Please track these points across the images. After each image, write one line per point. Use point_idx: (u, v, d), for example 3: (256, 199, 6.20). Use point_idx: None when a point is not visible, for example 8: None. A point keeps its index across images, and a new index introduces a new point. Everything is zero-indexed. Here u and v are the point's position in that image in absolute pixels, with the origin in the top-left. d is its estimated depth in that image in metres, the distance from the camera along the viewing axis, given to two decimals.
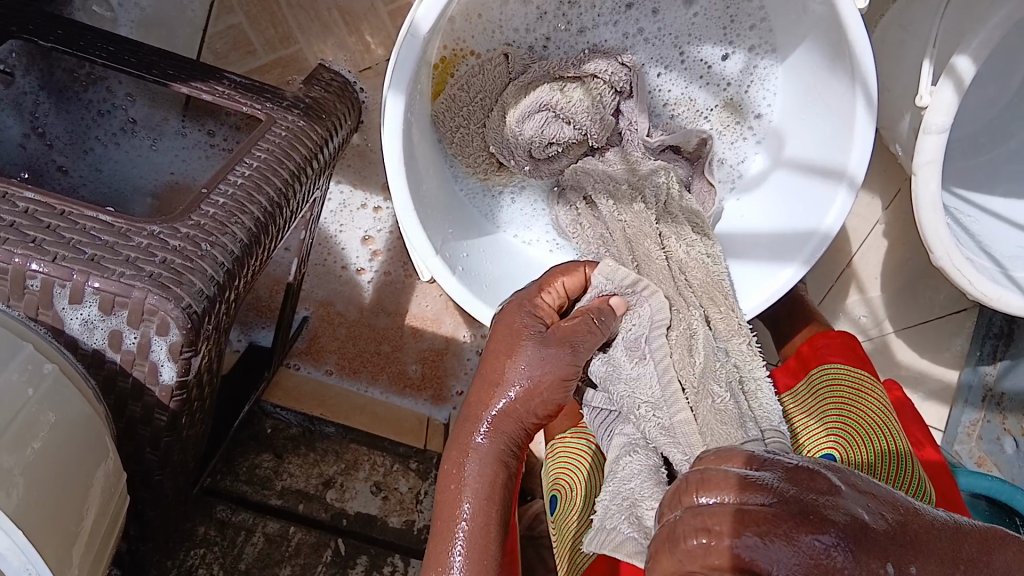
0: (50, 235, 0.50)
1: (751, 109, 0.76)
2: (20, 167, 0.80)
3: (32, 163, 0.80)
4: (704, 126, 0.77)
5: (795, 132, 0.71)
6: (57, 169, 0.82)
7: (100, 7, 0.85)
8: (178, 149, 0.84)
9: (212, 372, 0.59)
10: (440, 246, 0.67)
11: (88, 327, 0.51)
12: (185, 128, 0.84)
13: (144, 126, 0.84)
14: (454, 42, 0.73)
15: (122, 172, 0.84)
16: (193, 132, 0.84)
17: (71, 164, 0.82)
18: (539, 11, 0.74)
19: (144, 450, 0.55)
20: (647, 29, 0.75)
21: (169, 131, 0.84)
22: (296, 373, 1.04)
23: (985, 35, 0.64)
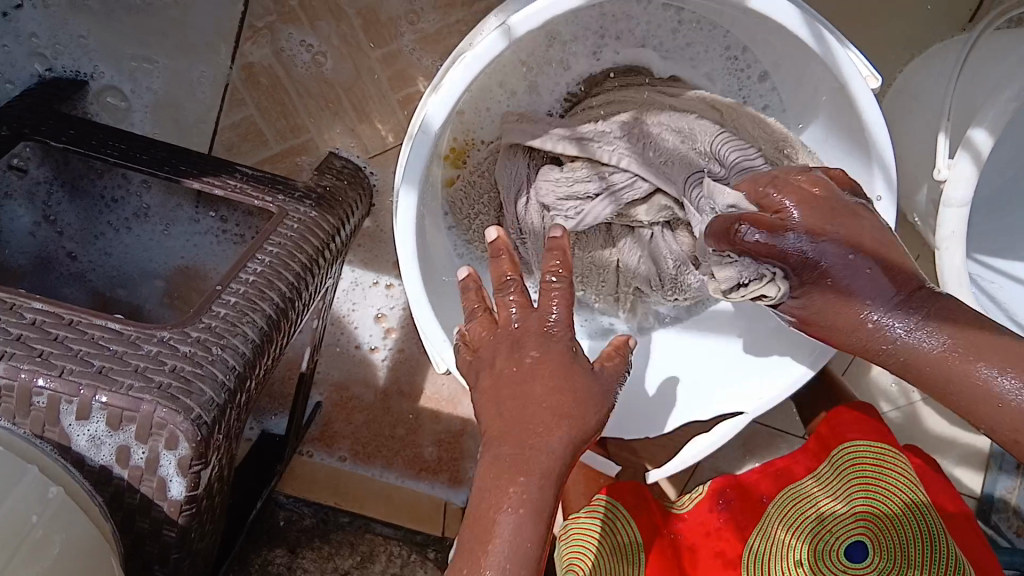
0: (58, 348, 0.49)
1: None
2: (31, 256, 0.80)
3: (43, 251, 0.81)
4: None
5: None
6: (68, 255, 0.82)
7: (114, 101, 0.85)
8: (190, 234, 0.83)
9: (224, 479, 0.56)
10: (455, 337, 0.65)
11: (95, 443, 0.49)
12: (198, 213, 0.83)
13: (158, 212, 0.83)
14: (464, 133, 0.74)
15: (132, 256, 0.83)
16: (205, 218, 0.83)
17: (82, 250, 0.82)
18: (548, 97, 0.74)
19: (153, 566, 0.53)
20: None
21: (181, 218, 0.83)
22: (309, 461, 1.02)
23: (999, 109, 0.64)
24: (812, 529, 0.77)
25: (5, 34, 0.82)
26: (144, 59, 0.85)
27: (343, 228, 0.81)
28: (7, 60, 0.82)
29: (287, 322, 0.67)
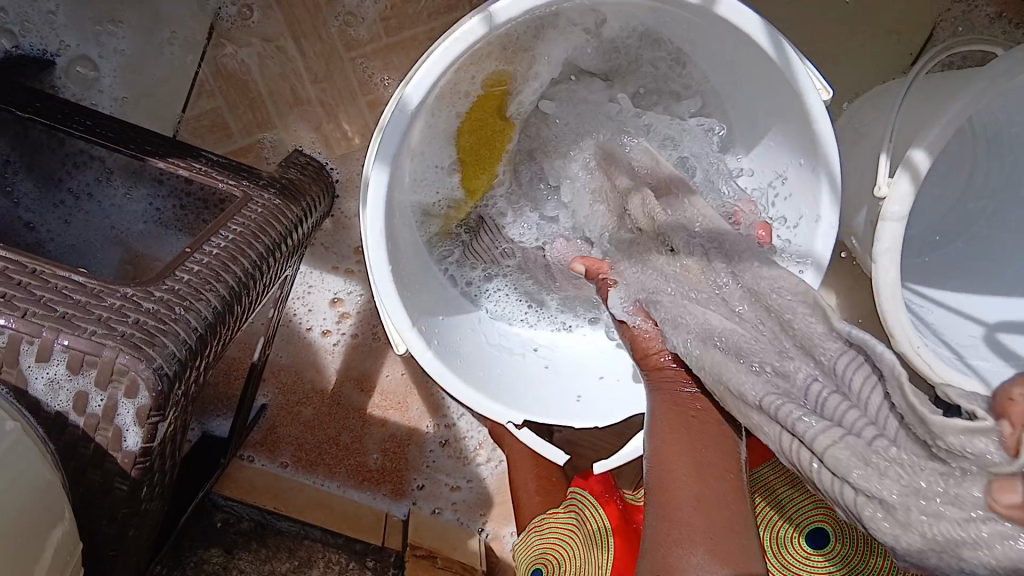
0: (21, 291, 0.48)
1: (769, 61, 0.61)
2: None
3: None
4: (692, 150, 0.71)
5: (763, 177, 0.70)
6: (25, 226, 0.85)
7: (84, 68, 0.84)
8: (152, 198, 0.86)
9: (176, 441, 0.56)
10: (419, 320, 0.66)
11: (53, 387, 0.48)
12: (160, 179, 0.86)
13: (120, 175, 0.85)
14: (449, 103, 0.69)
15: (89, 224, 0.86)
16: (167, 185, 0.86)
17: (41, 220, 0.85)
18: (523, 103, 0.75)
19: (100, 521, 0.52)
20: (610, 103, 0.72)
21: (145, 179, 0.86)
22: (248, 466, 0.99)
23: (938, 130, 0.67)
24: None
25: None
26: (110, 41, 0.84)
27: (307, 219, 0.82)
28: None
29: (248, 298, 0.67)
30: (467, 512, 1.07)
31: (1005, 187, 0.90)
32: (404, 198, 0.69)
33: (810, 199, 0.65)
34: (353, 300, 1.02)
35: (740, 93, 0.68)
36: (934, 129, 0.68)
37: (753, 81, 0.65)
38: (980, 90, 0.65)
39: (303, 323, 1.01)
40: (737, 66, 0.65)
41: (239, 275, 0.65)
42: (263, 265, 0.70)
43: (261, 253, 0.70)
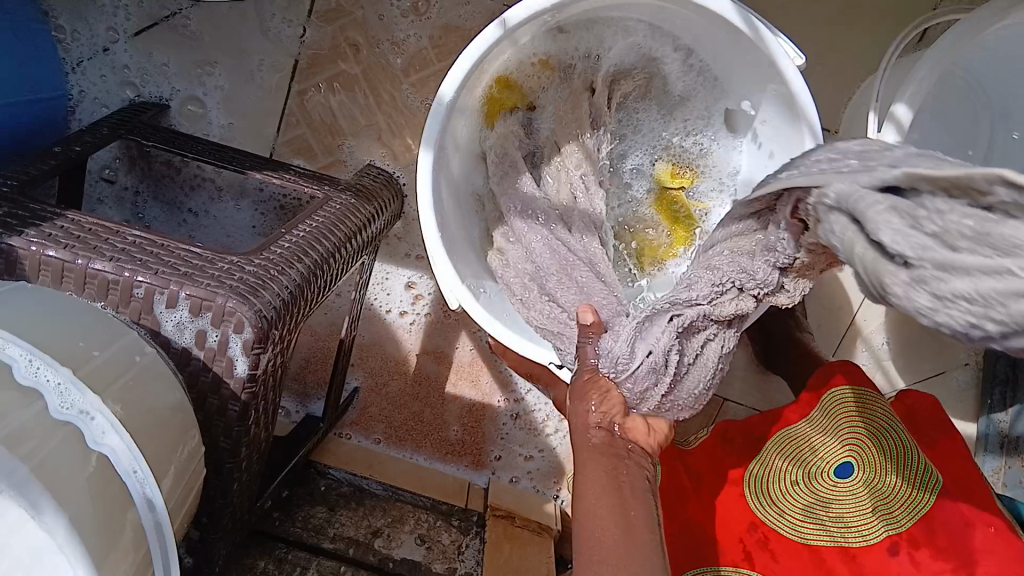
0: (153, 258, 0.64)
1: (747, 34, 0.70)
2: None
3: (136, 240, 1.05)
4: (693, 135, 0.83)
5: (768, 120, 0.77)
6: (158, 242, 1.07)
7: (193, 109, 1.04)
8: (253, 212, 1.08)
9: (276, 379, 0.70)
10: (468, 281, 0.78)
11: (180, 328, 0.63)
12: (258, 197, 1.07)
13: (228, 192, 1.07)
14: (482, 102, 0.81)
15: (208, 234, 1.08)
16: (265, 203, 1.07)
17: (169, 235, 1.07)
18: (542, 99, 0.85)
19: (218, 439, 0.66)
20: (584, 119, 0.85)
21: (248, 193, 1.07)
22: (346, 442, 1.14)
23: (914, 86, 0.75)
24: (803, 463, 0.79)
25: (103, 68, 1.02)
26: (214, 87, 1.04)
27: (378, 216, 0.96)
28: (104, 89, 1.02)
29: (330, 275, 0.82)
30: (543, 480, 1.18)
31: (1022, 143, 0.95)
32: (454, 184, 0.81)
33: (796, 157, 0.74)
34: (425, 284, 1.14)
35: (734, 75, 0.79)
36: (911, 85, 0.76)
37: (741, 61, 0.76)
38: (948, 46, 0.74)
39: (382, 304, 1.14)
40: (723, 46, 0.76)
41: (321, 253, 0.80)
42: (341, 249, 0.84)
43: (339, 239, 0.84)
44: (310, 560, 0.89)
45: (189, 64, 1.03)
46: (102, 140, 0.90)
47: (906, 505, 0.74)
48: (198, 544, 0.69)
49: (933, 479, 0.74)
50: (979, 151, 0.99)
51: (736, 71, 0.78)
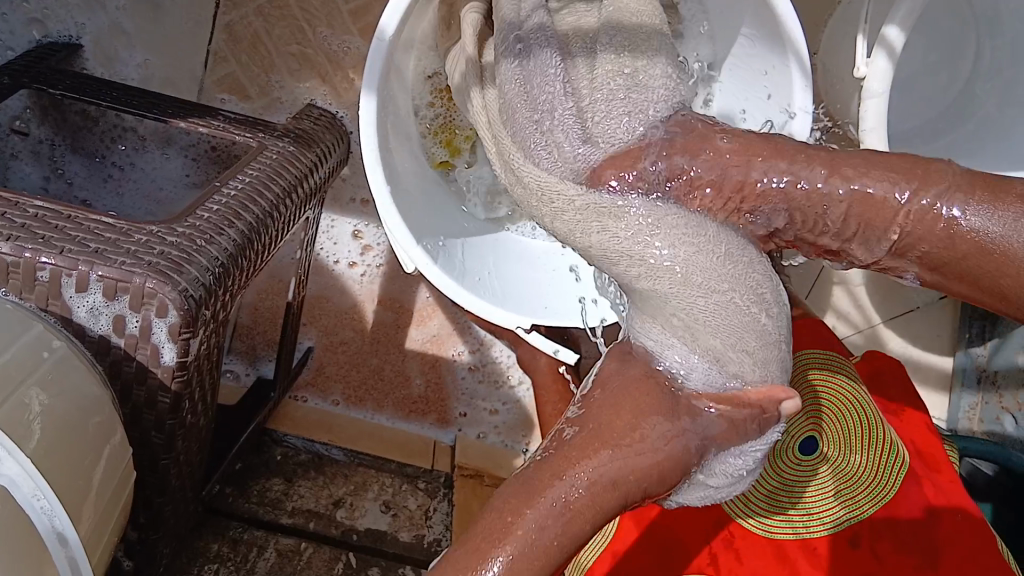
0: (57, 233, 0.56)
1: None
2: None
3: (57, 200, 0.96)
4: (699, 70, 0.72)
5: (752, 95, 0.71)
6: (81, 202, 0.97)
7: (106, 51, 0.93)
8: (182, 164, 0.97)
9: (212, 361, 0.62)
10: (423, 240, 0.70)
11: (94, 313, 0.55)
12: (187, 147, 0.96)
13: (153, 141, 0.96)
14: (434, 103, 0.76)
15: (138, 191, 0.98)
16: (194, 153, 0.96)
17: (94, 196, 0.98)
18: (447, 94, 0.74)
19: (150, 434, 0.59)
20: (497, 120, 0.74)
21: (175, 143, 0.96)
22: (303, 405, 1.07)
23: (908, 6, 0.67)
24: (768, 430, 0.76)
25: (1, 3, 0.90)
26: (131, 25, 0.92)
27: (323, 164, 0.87)
28: (4, 29, 0.90)
29: (270, 236, 0.73)
30: (510, 434, 1.13)
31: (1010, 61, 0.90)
32: (399, 127, 0.72)
33: (784, 90, 0.67)
34: (374, 233, 1.06)
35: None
36: (903, 4, 0.67)
37: None
38: None
39: (329, 256, 1.07)
40: None
41: (257, 213, 0.71)
42: (281, 205, 0.76)
43: (278, 195, 0.75)
44: (266, 539, 0.84)
45: None
46: None
47: (868, 487, 0.68)
48: (137, 546, 0.63)
49: (900, 457, 0.70)
50: (964, 68, 0.95)
51: None
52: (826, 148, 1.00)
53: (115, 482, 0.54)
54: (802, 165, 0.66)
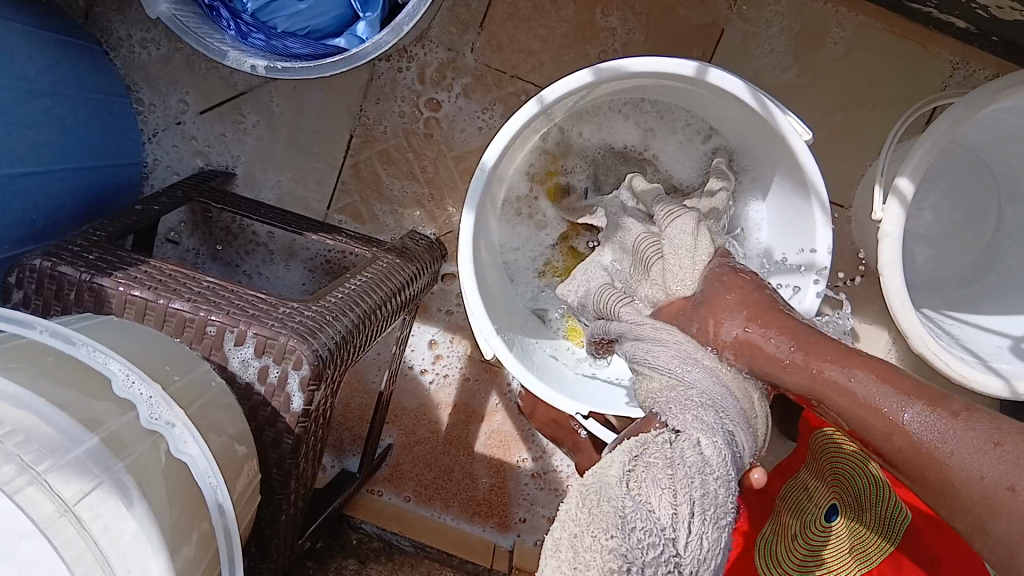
0: (224, 299, 0.71)
1: (779, 111, 0.76)
2: None
3: None
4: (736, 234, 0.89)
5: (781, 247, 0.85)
6: None
7: (252, 179, 1.13)
8: (302, 274, 1.14)
9: (326, 416, 0.75)
10: (502, 333, 0.84)
11: (244, 364, 0.69)
12: (308, 261, 1.14)
13: (279, 255, 1.14)
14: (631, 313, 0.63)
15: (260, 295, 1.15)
16: (314, 265, 1.14)
17: None
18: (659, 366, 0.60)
19: (272, 470, 0.71)
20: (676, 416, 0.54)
21: (298, 256, 1.14)
22: (378, 498, 1.18)
23: (915, 163, 0.81)
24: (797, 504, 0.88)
25: (175, 138, 1.12)
26: (274, 158, 1.12)
27: (421, 277, 1.02)
28: (175, 157, 1.12)
29: (376, 326, 0.88)
30: None
31: None
32: (490, 244, 0.87)
33: (806, 229, 0.81)
34: (447, 345, 1.18)
35: (750, 153, 0.86)
36: (914, 161, 0.81)
37: (758, 142, 0.83)
38: (946, 126, 0.80)
39: (408, 359, 1.18)
40: (741, 123, 0.83)
41: (369, 305, 0.86)
42: (386, 303, 0.90)
43: (385, 295, 0.90)
44: None
45: (251, 136, 1.12)
46: (174, 201, 0.98)
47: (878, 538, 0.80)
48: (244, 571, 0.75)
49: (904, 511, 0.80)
50: (989, 225, 1.06)
51: (754, 149, 0.85)
52: (863, 292, 1.11)
53: (244, 501, 0.66)
54: (824, 286, 0.78)
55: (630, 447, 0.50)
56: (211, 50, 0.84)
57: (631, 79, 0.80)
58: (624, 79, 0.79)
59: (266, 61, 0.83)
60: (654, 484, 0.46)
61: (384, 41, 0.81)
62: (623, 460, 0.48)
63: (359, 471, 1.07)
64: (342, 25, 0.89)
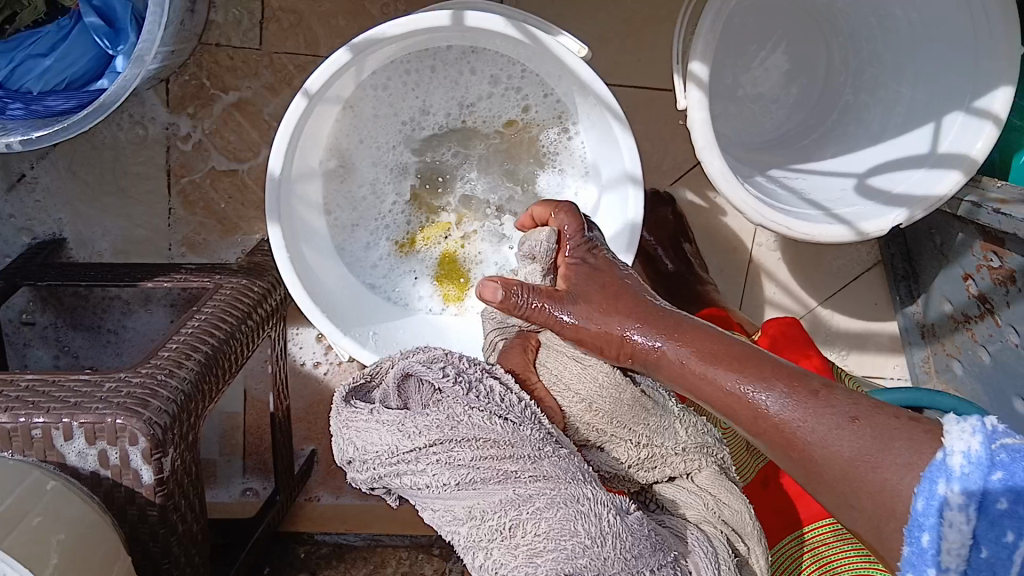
0: (44, 396, 0.68)
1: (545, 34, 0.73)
2: None
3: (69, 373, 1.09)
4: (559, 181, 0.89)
5: (603, 163, 0.83)
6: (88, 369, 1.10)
7: (83, 238, 1.08)
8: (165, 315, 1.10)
9: (191, 472, 0.73)
10: (352, 331, 0.81)
11: (82, 455, 0.67)
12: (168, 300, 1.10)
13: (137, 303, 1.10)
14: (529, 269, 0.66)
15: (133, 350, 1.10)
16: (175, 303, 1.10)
17: (98, 362, 1.10)
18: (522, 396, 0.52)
19: (148, 543, 0.70)
20: (501, 454, 0.47)
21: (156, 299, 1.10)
22: (318, 504, 1.18)
23: (703, 42, 0.79)
24: None
25: None
26: (96, 209, 1.07)
27: (278, 289, 0.99)
28: None
29: (231, 359, 0.85)
30: None
31: (853, 51, 1.00)
32: (314, 244, 0.84)
33: (611, 135, 0.77)
34: None
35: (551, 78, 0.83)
36: (702, 38, 0.79)
37: (546, 64, 0.80)
38: None
39: (297, 359, 1.13)
40: (522, 51, 0.79)
41: (216, 341, 0.83)
42: (237, 332, 0.87)
43: (235, 323, 0.87)
44: None
45: (66, 195, 1.06)
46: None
47: None
48: None
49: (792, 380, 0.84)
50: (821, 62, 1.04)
51: (547, 72, 0.82)
52: None
53: None
54: (641, 193, 0.77)
55: (466, 390, 0.49)
56: None
57: (392, 42, 0.76)
58: (389, 44, 0.75)
59: (20, 136, 0.77)
60: (440, 377, 0.49)
61: (130, 75, 0.77)
62: (506, 404, 0.49)
63: (278, 490, 1.05)
64: (101, 66, 0.84)
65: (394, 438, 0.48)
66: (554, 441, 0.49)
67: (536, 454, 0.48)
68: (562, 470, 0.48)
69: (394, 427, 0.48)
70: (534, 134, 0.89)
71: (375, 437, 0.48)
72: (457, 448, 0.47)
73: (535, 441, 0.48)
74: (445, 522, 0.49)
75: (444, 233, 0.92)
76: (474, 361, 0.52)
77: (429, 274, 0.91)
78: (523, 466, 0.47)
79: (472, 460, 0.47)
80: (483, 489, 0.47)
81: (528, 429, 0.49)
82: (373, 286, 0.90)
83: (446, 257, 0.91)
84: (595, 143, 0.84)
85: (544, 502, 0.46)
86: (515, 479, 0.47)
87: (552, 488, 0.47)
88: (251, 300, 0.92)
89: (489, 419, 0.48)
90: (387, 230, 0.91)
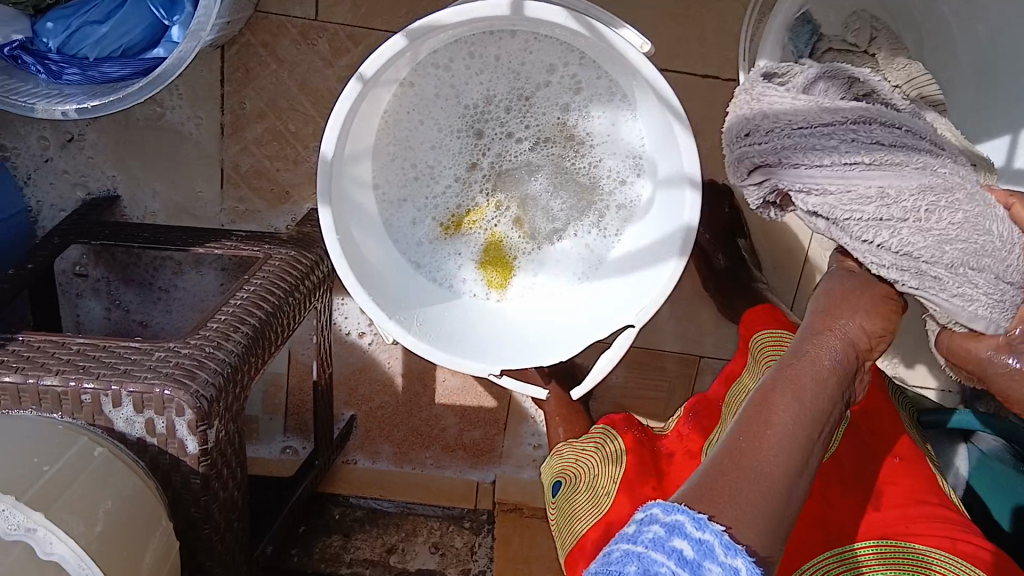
0: (96, 361, 0.71)
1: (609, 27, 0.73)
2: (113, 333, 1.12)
3: (121, 327, 1.12)
4: (615, 173, 0.89)
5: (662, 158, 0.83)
6: (139, 324, 1.13)
7: (138, 197, 1.10)
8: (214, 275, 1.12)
9: (233, 444, 0.75)
10: (395, 314, 0.82)
11: (130, 422, 0.70)
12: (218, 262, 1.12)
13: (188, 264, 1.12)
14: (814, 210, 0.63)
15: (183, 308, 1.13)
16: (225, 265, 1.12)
17: (148, 318, 1.13)
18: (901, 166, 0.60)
19: (190, 508, 0.73)
20: (897, 189, 0.60)
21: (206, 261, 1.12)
22: (354, 468, 1.21)
23: None
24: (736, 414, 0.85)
25: (49, 176, 1.08)
26: (152, 170, 1.09)
27: (325, 261, 1.00)
28: (57, 195, 1.09)
29: (276, 332, 0.87)
30: None
31: None
32: (364, 224, 0.85)
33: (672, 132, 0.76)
34: None
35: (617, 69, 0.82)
36: (770, 39, 0.76)
37: (609, 55, 0.79)
38: None
39: (343, 328, 1.14)
40: (585, 40, 0.79)
41: (263, 314, 0.84)
42: (284, 305, 0.89)
43: (281, 296, 0.89)
44: None
45: (124, 154, 1.08)
46: (55, 250, 0.95)
47: None
48: None
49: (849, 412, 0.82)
50: None
51: (609, 62, 0.81)
52: None
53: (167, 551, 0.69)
54: (700, 196, 0.76)
55: (887, 137, 0.61)
56: (16, 106, 0.80)
57: (450, 27, 0.75)
58: (447, 29, 0.74)
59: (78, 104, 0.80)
60: (839, 106, 0.63)
61: (185, 50, 0.77)
62: (918, 159, 0.60)
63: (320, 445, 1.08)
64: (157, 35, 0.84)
65: (835, 160, 0.61)
66: (964, 188, 0.59)
67: (943, 188, 0.59)
68: (969, 205, 0.58)
69: (830, 150, 0.62)
70: (590, 119, 0.88)
71: (791, 142, 0.63)
72: (868, 168, 0.61)
73: (942, 181, 0.59)
74: (848, 202, 0.62)
75: (489, 216, 0.92)
76: (870, 108, 0.63)
77: (473, 258, 0.92)
78: (943, 205, 0.58)
79: (897, 175, 0.60)
80: (893, 224, 0.60)
81: (911, 174, 0.60)
82: (421, 267, 0.91)
83: (494, 240, 0.92)
84: (658, 138, 0.83)
85: (947, 215, 0.58)
86: (937, 207, 0.58)
87: (946, 226, 0.58)
88: (295, 273, 0.93)
89: (896, 155, 0.60)
90: (438, 209, 0.91)
